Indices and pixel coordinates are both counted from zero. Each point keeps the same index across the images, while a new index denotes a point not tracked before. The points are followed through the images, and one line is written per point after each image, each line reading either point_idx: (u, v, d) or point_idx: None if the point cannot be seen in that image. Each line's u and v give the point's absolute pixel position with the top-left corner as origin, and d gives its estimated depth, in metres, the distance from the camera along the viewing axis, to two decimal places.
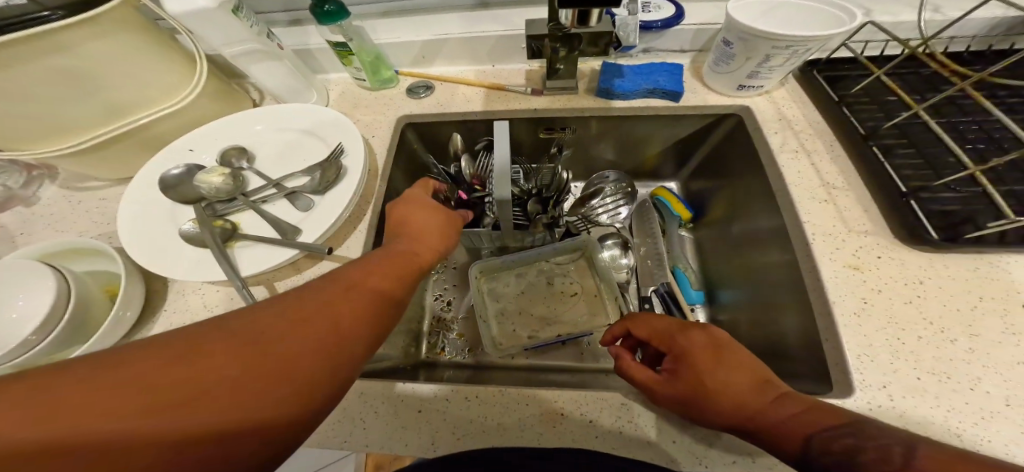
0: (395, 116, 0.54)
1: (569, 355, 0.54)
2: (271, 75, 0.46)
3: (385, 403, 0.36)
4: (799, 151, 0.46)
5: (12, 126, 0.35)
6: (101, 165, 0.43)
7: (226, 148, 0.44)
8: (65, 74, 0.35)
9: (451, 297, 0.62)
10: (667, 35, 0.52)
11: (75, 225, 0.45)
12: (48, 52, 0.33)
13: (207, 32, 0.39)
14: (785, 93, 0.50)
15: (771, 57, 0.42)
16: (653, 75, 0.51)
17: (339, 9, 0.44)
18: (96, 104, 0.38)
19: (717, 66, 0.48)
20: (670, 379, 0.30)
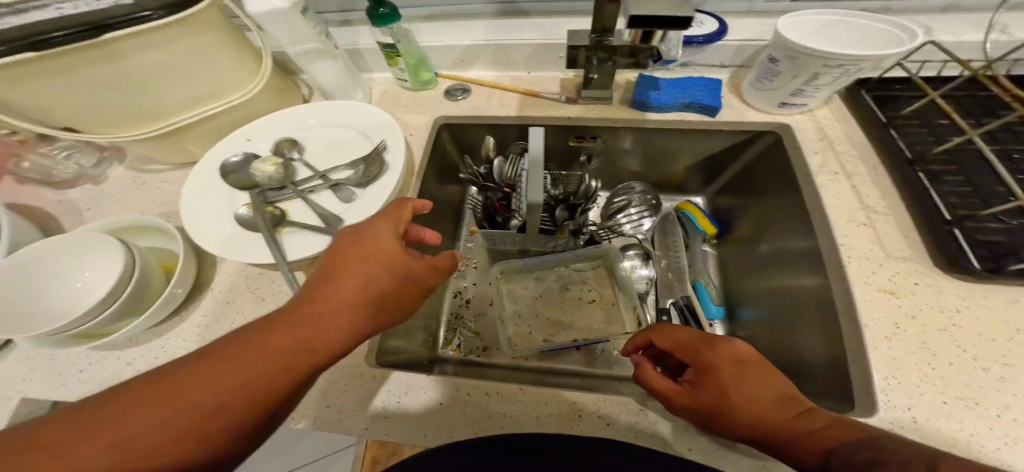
0: (432, 116, 0.56)
1: (581, 360, 0.54)
2: (326, 74, 0.50)
3: (408, 392, 0.38)
4: (840, 173, 0.45)
5: (107, 111, 0.39)
6: (166, 147, 0.47)
7: (280, 140, 0.48)
8: (158, 67, 0.38)
9: (469, 296, 0.63)
10: (708, 50, 0.52)
11: (137, 203, 0.49)
12: (149, 47, 0.36)
13: (278, 31, 0.42)
14: (828, 112, 0.49)
15: (820, 75, 0.41)
16: (691, 89, 0.51)
17: (393, 12, 0.47)
18: (178, 95, 0.42)
19: (760, 83, 0.48)
20: (691, 391, 0.30)
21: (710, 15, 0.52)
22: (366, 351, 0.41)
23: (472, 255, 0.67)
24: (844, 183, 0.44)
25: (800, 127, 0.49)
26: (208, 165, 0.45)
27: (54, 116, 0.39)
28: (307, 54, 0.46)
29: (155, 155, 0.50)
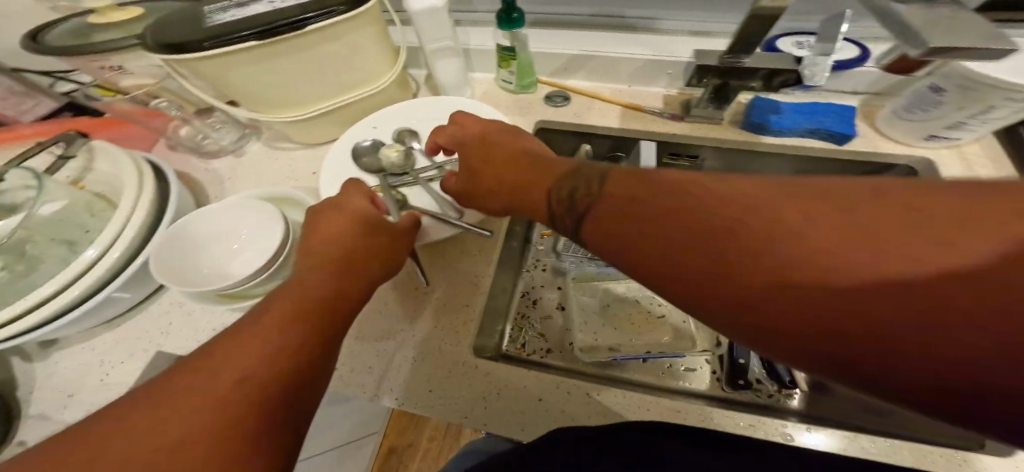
0: (532, 120, 0.58)
1: (652, 372, 0.52)
2: (448, 70, 0.55)
3: (514, 385, 0.41)
4: None
5: (279, 91, 0.47)
6: (308, 130, 0.56)
7: (401, 128, 0.55)
8: (329, 58, 0.46)
9: (537, 297, 0.63)
10: (842, 76, 0.50)
11: (269, 178, 0.56)
12: (328, 41, 0.45)
13: (427, 28, 0.48)
14: (980, 150, 0.46)
15: (997, 107, 0.39)
16: (818, 115, 0.49)
17: (521, 18, 0.51)
18: (333, 82, 0.50)
19: (908, 113, 0.45)
20: (626, 207, 0.22)
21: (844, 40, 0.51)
22: (467, 336, 0.44)
23: (541, 257, 0.67)
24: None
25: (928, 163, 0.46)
26: (342, 147, 0.53)
27: (235, 92, 0.47)
28: (439, 50, 0.52)
29: (291, 134, 0.57)
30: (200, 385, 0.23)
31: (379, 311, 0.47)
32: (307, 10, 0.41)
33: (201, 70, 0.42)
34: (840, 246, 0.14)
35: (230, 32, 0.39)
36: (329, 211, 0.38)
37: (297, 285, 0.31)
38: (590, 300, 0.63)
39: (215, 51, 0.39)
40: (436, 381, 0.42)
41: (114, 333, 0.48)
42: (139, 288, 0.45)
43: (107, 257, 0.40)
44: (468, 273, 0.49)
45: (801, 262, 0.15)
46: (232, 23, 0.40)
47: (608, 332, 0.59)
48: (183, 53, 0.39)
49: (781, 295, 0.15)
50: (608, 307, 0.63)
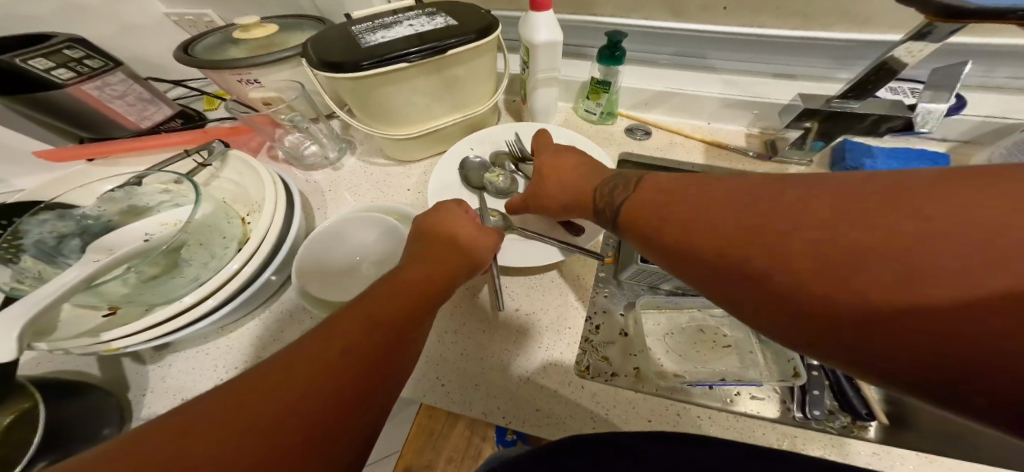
0: (616, 151, 0.62)
1: (718, 398, 0.45)
2: (545, 99, 0.59)
3: (618, 404, 0.44)
4: None
5: (397, 111, 0.51)
6: (406, 149, 0.59)
7: (497, 151, 0.59)
8: (448, 82, 0.50)
9: (596, 318, 0.53)
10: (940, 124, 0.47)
11: (368, 193, 0.60)
12: (454, 66, 0.48)
13: (541, 59, 0.52)
14: None
15: None
16: (913, 163, 0.47)
17: (622, 56, 0.54)
18: (444, 106, 0.53)
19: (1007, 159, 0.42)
20: (691, 228, 0.28)
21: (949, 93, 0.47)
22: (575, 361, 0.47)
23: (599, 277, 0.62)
24: None
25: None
26: (445, 166, 0.56)
27: (360, 110, 0.51)
28: (543, 80, 0.55)
29: (393, 153, 0.61)
30: (334, 325, 0.30)
31: (480, 329, 0.50)
32: (435, 40, 0.44)
33: (342, 86, 0.46)
34: (850, 273, 0.20)
35: (373, 55, 0.42)
36: (430, 225, 0.44)
37: (370, 300, 0.33)
38: (654, 326, 0.53)
39: (356, 72, 0.42)
40: (542, 400, 0.45)
41: (228, 336, 0.50)
42: (261, 297, 0.48)
43: (247, 271, 0.44)
44: (566, 296, 0.53)
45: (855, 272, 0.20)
46: (374, 44, 0.43)
47: (672, 360, 0.50)
48: (334, 70, 0.42)
49: (827, 308, 0.20)
50: (671, 334, 0.53)
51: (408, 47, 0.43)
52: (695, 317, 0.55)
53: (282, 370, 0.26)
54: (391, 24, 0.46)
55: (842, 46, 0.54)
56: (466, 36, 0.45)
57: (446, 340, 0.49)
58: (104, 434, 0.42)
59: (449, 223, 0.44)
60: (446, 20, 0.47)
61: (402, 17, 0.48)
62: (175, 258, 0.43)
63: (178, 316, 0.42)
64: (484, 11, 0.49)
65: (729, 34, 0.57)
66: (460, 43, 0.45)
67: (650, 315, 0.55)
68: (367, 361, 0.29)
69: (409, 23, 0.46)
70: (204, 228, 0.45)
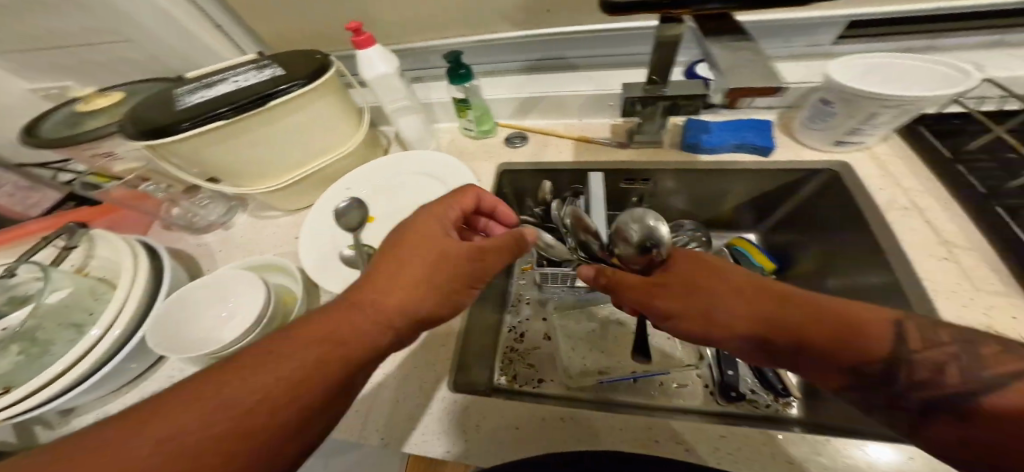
0: (495, 164, 0.63)
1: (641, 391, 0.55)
2: (411, 126, 0.57)
3: (557, 418, 0.37)
4: (910, 207, 0.40)
5: (253, 167, 0.51)
6: (286, 198, 0.60)
7: (372, 187, 0.57)
8: (295, 129, 0.50)
9: (525, 330, 0.65)
10: (752, 94, 0.52)
11: (258, 246, 0.62)
12: (293, 113, 0.48)
13: (381, 92, 0.49)
14: (887, 149, 0.45)
15: (877, 115, 0.39)
16: (742, 131, 0.51)
17: (468, 73, 0.53)
18: (305, 152, 0.54)
19: (811, 123, 0.46)
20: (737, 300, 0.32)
21: None
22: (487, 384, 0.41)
23: (523, 290, 0.69)
24: (911, 216, 0.40)
25: (854, 165, 0.46)
26: (321, 211, 0.56)
27: (215, 174, 0.51)
28: (402, 110, 0.53)
29: (272, 202, 0.61)
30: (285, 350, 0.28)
31: None
32: (264, 90, 0.44)
33: (175, 149, 0.45)
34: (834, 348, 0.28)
35: (193, 114, 0.42)
36: (406, 226, 0.36)
37: (277, 347, 0.28)
38: (578, 328, 0.64)
39: (179, 133, 0.42)
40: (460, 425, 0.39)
41: (123, 398, 0.52)
42: (140, 362, 0.50)
43: (114, 332, 0.47)
44: None
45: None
46: (194, 104, 0.43)
47: (596, 355, 0.61)
48: (155, 135, 0.42)
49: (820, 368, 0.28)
50: (594, 332, 0.64)
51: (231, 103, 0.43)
52: (614, 313, 0.67)
53: (205, 392, 0.25)
54: (215, 81, 0.47)
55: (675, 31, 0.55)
56: (292, 84, 0.45)
57: None
58: None
59: (426, 232, 0.35)
60: (275, 70, 0.47)
61: (230, 73, 0.48)
62: (33, 336, 0.45)
63: (51, 385, 0.43)
64: (320, 56, 0.50)
65: (574, 34, 0.58)
66: (287, 92, 0.44)
67: (573, 317, 0.67)
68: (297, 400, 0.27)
69: (235, 81, 0.46)
70: (70, 304, 0.48)
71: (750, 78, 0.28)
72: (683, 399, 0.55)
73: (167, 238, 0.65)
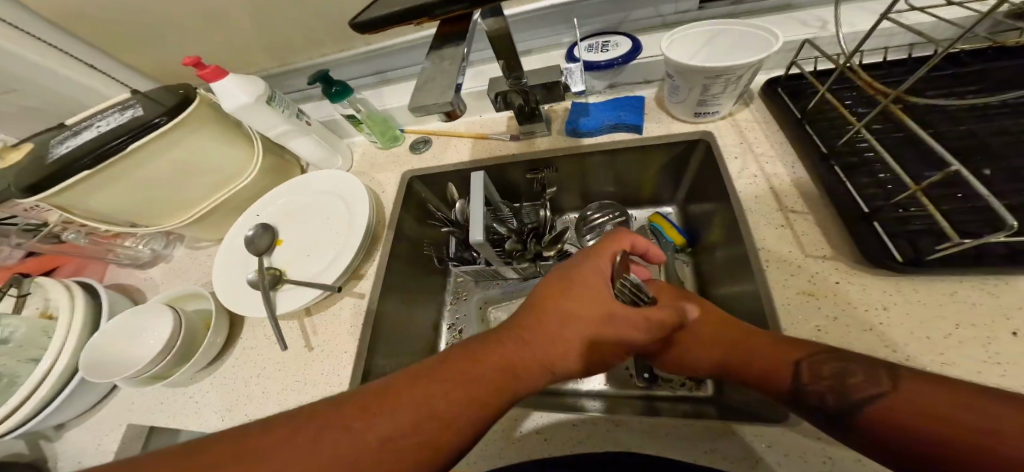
0: (401, 172, 0.64)
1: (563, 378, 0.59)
2: (306, 147, 0.61)
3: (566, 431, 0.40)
4: (759, 175, 0.42)
5: (153, 205, 0.57)
6: (212, 226, 0.66)
7: (278, 210, 0.60)
8: (182, 162, 0.56)
9: (463, 326, 0.64)
10: (627, 70, 0.54)
11: (195, 276, 0.67)
12: (174, 146, 0.54)
13: (252, 121, 0.53)
14: (750, 115, 0.47)
15: (710, 86, 0.41)
16: (617, 111, 0.53)
17: (344, 88, 0.56)
18: (198, 183, 0.60)
19: (670, 98, 0.48)
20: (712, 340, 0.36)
21: (623, 37, 0.54)
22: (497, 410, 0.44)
23: (463, 287, 0.67)
24: (761, 187, 0.41)
25: (715, 131, 0.48)
26: (234, 239, 0.59)
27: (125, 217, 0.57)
28: (285, 134, 0.57)
29: (199, 233, 0.66)
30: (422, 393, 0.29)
31: (277, 368, 0.54)
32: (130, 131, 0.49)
33: (67, 202, 0.50)
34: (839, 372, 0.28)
35: (67, 166, 0.47)
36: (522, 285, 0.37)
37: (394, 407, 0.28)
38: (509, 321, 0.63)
39: (57, 184, 0.47)
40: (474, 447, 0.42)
41: (94, 417, 0.59)
42: (97, 387, 0.58)
43: (59, 364, 0.55)
44: (344, 326, 0.54)
45: (948, 435, 0.22)
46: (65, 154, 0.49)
47: None
48: (37, 192, 0.47)
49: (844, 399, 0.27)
50: None
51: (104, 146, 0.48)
52: None
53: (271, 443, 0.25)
54: (81, 130, 0.52)
55: (521, 19, 0.57)
56: (161, 119, 0.51)
57: (251, 383, 0.54)
58: None
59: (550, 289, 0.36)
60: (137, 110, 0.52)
61: (96, 120, 0.53)
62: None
63: (13, 415, 0.52)
64: (180, 90, 0.55)
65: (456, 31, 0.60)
66: (158, 126, 0.51)
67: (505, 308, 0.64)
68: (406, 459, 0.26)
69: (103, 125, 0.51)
70: (25, 343, 0.56)
71: (438, 90, 0.27)
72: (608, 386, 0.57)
73: (116, 272, 0.70)
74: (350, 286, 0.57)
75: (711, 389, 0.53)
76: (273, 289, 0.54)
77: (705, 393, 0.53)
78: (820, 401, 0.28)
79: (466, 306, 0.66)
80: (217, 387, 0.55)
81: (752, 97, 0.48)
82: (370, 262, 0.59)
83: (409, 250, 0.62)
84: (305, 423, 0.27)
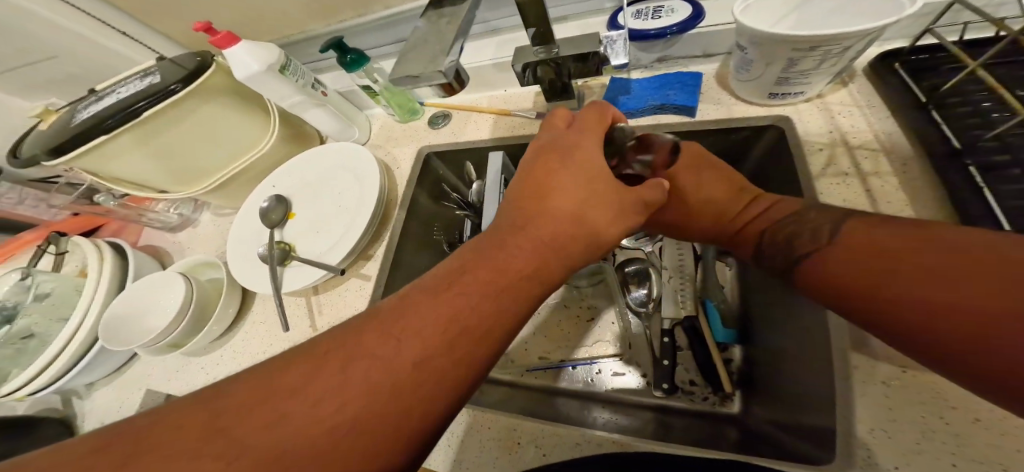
0: (418, 147, 0.60)
1: (577, 379, 0.53)
2: (321, 119, 0.58)
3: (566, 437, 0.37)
4: (851, 173, 0.34)
5: (174, 173, 0.57)
6: (231, 194, 0.66)
7: (293, 182, 0.58)
8: (198, 128, 0.54)
9: None
10: (683, 41, 0.45)
11: (215, 243, 0.67)
12: (191, 113, 0.52)
13: (262, 89, 0.50)
14: (845, 97, 0.38)
15: (798, 60, 0.32)
16: (664, 89, 0.45)
17: (359, 56, 0.51)
18: (218, 152, 0.59)
19: (736, 75, 0.40)
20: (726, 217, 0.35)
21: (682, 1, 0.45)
22: (505, 417, 0.41)
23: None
24: (853, 187, 0.33)
25: (792, 115, 0.39)
26: (249, 211, 0.58)
27: (149, 184, 0.57)
28: (299, 105, 0.54)
29: (219, 202, 0.66)
30: (455, 288, 0.23)
31: (282, 347, 0.53)
32: (146, 95, 0.48)
33: (88, 166, 0.50)
34: (898, 271, 0.21)
35: (83, 130, 0.47)
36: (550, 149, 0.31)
37: (419, 302, 0.22)
38: None
39: (73, 150, 0.47)
40: (485, 443, 0.40)
41: (120, 378, 0.65)
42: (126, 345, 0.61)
43: (88, 323, 0.58)
44: (347, 307, 0.52)
45: (880, 298, 0.21)
46: (85, 119, 0.48)
47: (537, 340, 0.58)
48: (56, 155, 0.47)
49: (882, 295, 0.21)
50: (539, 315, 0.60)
51: (120, 112, 0.47)
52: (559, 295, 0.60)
53: (284, 380, 0.19)
54: (104, 96, 0.51)
55: None
56: (178, 86, 0.49)
57: (258, 359, 0.54)
58: None
59: (557, 168, 0.29)
60: (154, 76, 0.51)
61: (118, 86, 0.52)
62: (31, 332, 0.56)
63: (50, 365, 0.55)
64: (200, 56, 0.53)
65: None
66: (175, 93, 0.48)
67: None
68: (467, 356, 0.21)
69: (123, 92, 0.50)
70: (59, 301, 0.59)
71: (426, 59, 0.27)
72: (627, 391, 0.51)
73: (150, 234, 0.73)
74: (358, 266, 0.55)
75: (738, 408, 0.46)
76: (281, 265, 0.52)
77: (730, 411, 0.47)
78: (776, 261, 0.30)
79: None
80: (228, 358, 0.56)
81: (852, 75, 0.39)
82: (378, 240, 0.56)
83: (422, 232, 0.58)
84: (320, 363, 0.20)
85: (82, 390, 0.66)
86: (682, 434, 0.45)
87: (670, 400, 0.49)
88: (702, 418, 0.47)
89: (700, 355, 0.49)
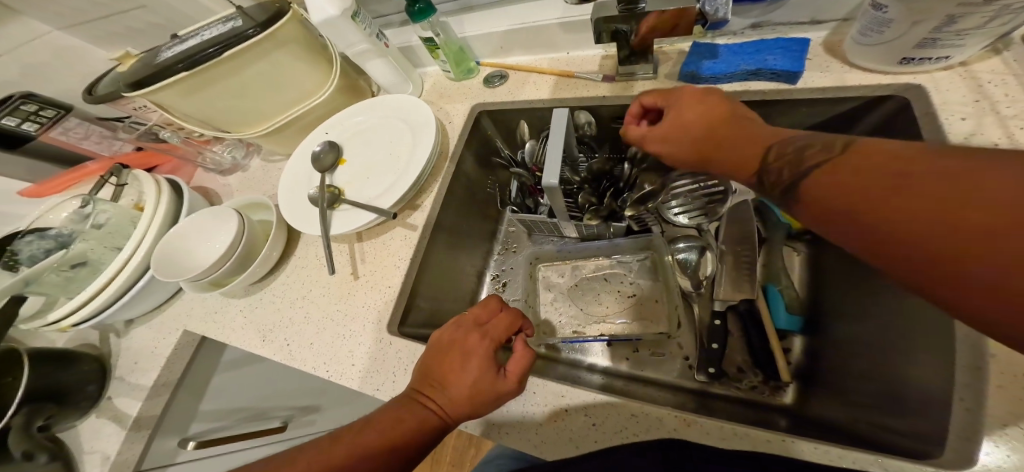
0: (471, 105, 0.59)
1: (616, 354, 0.50)
2: (381, 70, 0.58)
3: (617, 414, 0.37)
4: (1004, 143, 0.31)
5: (240, 117, 0.58)
6: (284, 141, 0.67)
7: (345, 133, 0.58)
8: (265, 75, 0.55)
9: (507, 280, 0.62)
10: (786, 5, 0.42)
11: (263, 187, 0.69)
12: (262, 58, 0.53)
13: (339, 35, 0.50)
14: (993, 65, 0.35)
15: (959, 17, 0.29)
16: (760, 54, 0.42)
17: (428, 6, 0.50)
18: (281, 100, 0.60)
19: (864, 37, 0.36)
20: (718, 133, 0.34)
21: None
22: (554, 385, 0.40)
23: (513, 240, 0.65)
24: None
25: (927, 84, 0.35)
26: (303, 153, 0.58)
27: (216, 124, 0.59)
28: (360, 54, 0.54)
29: (272, 146, 0.67)
30: (462, 359, 0.37)
31: (321, 292, 0.53)
32: (224, 38, 0.49)
33: (164, 102, 0.52)
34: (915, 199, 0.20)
35: (164, 66, 0.48)
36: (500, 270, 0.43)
37: (443, 370, 0.37)
38: (556, 280, 0.59)
39: (153, 84, 0.48)
40: (526, 406, 0.40)
41: (160, 315, 0.67)
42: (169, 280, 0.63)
43: (137, 253, 0.59)
44: (393, 256, 0.52)
45: (890, 246, 0.21)
46: (168, 57, 0.50)
47: (573, 312, 0.56)
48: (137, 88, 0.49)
49: (897, 241, 0.21)
50: (577, 286, 0.58)
51: (197, 51, 0.48)
52: (601, 268, 0.58)
53: (374, 424, 0.34)
54: (188, 37, 0.53)
55: None
56: (253, 30, 0.50)
57: (295, 305, 0.54)
58: (91, 388, 0.62)
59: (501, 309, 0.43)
60: (234, 21, 0.52)
61: (202, 29, 0.54)
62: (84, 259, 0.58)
63: (101, 291, 0.57)
64: (277, 3, 0.54)
65: None
66: (249, 37, 0.50)
67: (558, 269, 0.60)
68: (487, 394, 0.36)
69: (204, 35, 0.52)
70: (113, 231, 0.60)
71: None
72: (669, 370, 0.48)
73: (201, 176, 0.75)
74: (405, 215, 0.54)
75: (790, 399, 0.44)
76: (329, 208, 0.52)
77: (784, 403, 0.44)
78: (777, 177, 0.29)
79: (513, 260, 0.63)
80: (266, 301, 0.56)
81: (1006, 44, 0.35)
82: (426, 193, 0.55)
83: (465, 191, 0.58)
84: (395, 411, 0.35)
85: (119, 328, 0.69)
86: (725, 414, 0.42)
87: (712, 385, 0.45)
88: (749, 404, 0.44)
89: (755, 341, 0.46)
